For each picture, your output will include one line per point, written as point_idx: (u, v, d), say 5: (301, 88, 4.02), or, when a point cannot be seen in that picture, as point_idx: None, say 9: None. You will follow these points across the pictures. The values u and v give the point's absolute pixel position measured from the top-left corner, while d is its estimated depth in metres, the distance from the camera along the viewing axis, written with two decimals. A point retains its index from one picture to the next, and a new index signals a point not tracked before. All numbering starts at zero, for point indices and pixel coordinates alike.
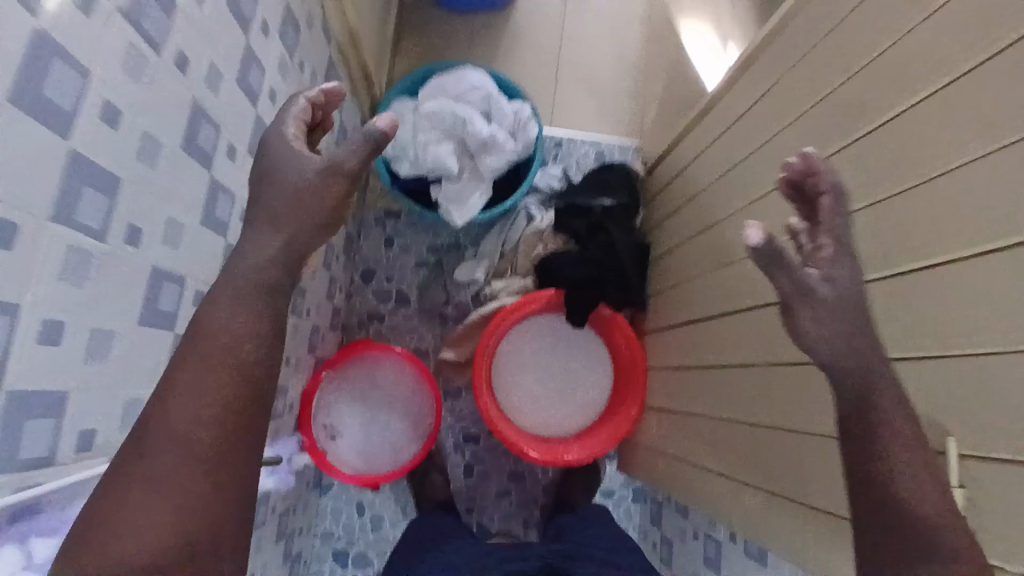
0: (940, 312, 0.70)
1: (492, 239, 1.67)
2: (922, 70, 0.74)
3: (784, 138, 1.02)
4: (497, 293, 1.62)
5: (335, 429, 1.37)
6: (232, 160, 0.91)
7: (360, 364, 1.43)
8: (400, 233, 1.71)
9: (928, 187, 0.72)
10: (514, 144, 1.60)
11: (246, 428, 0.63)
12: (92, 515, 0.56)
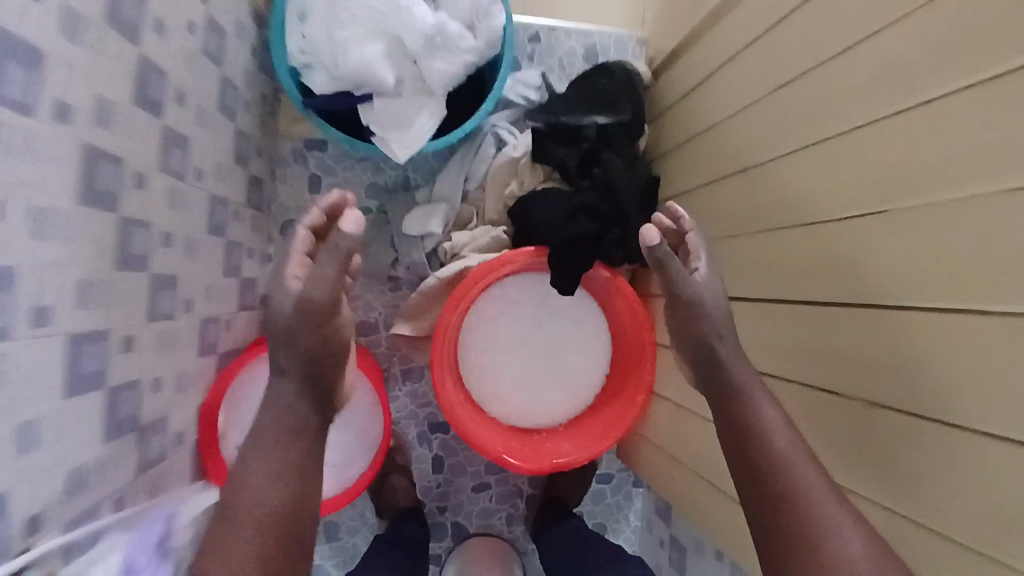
0: (936, 367, 0.65)
1: (451, 175, 1.29)
2: (939, 64, 0.62)
3: (815, 85, 0.80)
4: (457, 250, 1.24)
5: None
6: (105, 179, 0.75)
7: None
8: (329, 171, 1.31)
9: (920, 215, 0.65)
10: (474, 40, 1.14)
11: (297, 520, 0.75)
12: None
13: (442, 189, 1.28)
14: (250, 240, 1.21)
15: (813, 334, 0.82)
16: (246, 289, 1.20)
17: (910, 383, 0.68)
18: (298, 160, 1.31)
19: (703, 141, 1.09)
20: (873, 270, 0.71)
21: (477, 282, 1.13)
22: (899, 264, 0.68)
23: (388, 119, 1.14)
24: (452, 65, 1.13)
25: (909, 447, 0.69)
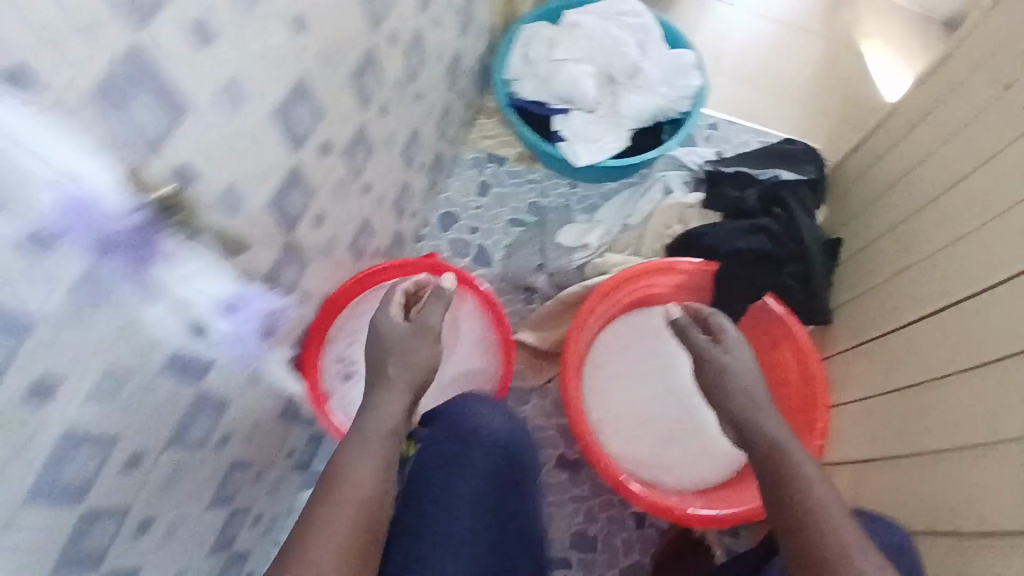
0: (979, 331, 0.77)
1: (613, 209, 1.29)
2: (992, 133, 0.83)
3: (958, 143, 0.89)
4: (608, 267, 1.19)
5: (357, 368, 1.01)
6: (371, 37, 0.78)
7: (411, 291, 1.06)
8: (499, 183, 1.36)
9: (977, 233, 0.82)
10: (668, 90, 1.28)
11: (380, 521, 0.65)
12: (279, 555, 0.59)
13: (603, 216, 1.29)
14: (415, 208, 1.23)
15: (899, 346, 0.92)
16: (394, 246, 1.18)
17: (961, 353, 0.80)
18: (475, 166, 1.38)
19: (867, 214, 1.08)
20: (937, 282, 0.87)
21: (633, 279, 1.07)
22: (961, 268, 0.83)
23: (579, 129, 1.25)
24: (645, 102, 1.27)
25: (966, 400, 0.77)
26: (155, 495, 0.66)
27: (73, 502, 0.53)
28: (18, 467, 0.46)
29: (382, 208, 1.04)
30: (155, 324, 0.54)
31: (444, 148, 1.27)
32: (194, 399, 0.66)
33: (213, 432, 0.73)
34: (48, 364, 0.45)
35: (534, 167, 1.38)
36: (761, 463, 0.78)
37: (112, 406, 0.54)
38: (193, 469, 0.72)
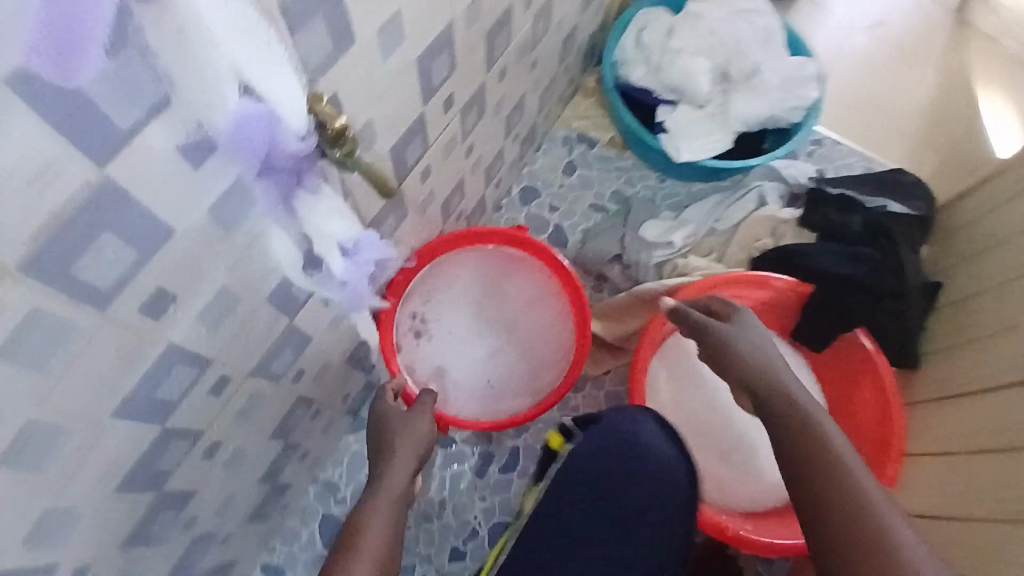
0: None
1: (702, 210, 1.25)
2: None
3: None
4: (688, 269, 1.15)
5: (432, 326, 1.00)
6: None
7: (503, 260, 1.04)
8: (587, 164, 1.33)
9: None
10: (785, 95, 1.21)
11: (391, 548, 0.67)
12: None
13: (689, 216, 1.23)
14: (502, 176, 1.21)
15: (1001, 402, 0.84)
16: (477, 211, 1.16)
17: None
18: (566, 143, 1.34)
19: (973, 263, 1.01)
20: None
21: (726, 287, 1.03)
22: None
23: (684, 123, 1.20)
24: (759, 105, 1.21)
25: None
26: (231, 422, 0.66)
27: (164, 416, 0.53)
28: (132, 373, 0.46)
29: (475, 172, 1.03)
30: (278, 250, 0.52)
31: (539, 121, 1.25)
32: (285, 331, 0.66)
33: (291, 367, 0.73)
34: (175, 273, 0.45)
35: (624, 155, 1.34)
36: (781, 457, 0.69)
37: (217, 327, 0.53)
38: (267, 400, 0.72)
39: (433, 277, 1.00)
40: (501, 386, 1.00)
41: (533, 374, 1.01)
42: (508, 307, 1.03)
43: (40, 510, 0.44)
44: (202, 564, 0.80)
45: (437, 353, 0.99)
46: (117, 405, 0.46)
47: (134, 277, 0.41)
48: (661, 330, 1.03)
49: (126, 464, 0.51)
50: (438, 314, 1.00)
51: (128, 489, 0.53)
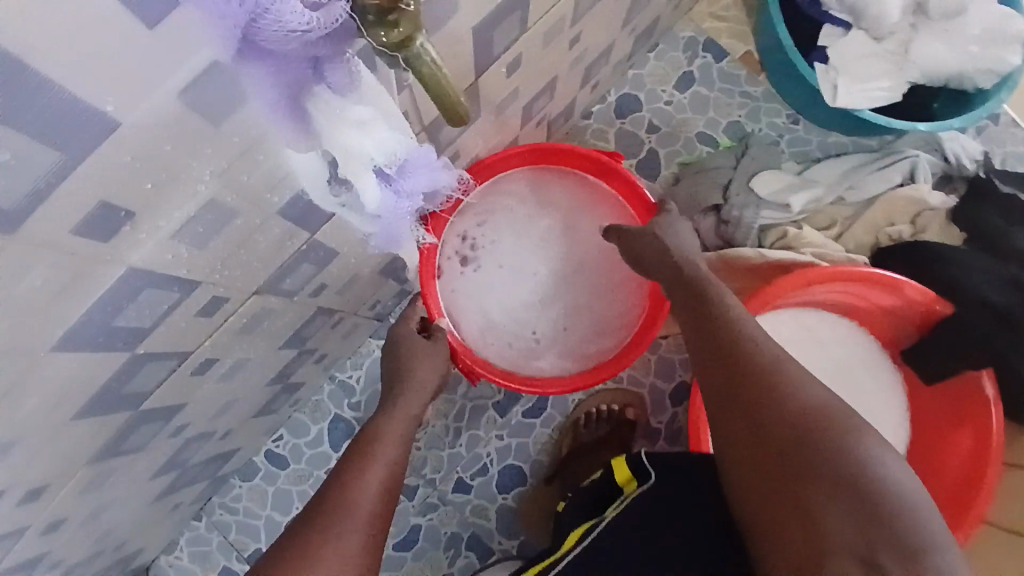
0: None
1: (834, 171, 1.01)
2: None
3: None
4: (799, 242, 0.95)
5: (481, 254, 0.85)
6: None
7: (579, 192, 0.87)
8: (707, 81, 1.07)
9: None
10: (988, 44, 0.91)
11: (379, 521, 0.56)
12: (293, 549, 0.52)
13: (818, 176, 1.00)
14: (601, 78, 0.98)
15: None
16: (561, 117, 0.96)
17: None
18: (687, 49, 1.08)
19: None
20: None
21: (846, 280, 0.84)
22: None
23: (849, 56, 0.94)
24: (951, 52, 0.93)
25: None
26: (229, 338, 0.57)
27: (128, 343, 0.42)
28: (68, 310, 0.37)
29: (573, 69, 0.82)
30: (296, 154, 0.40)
31: (664, 15, 0.99)
32: (300, 248, 0.53)
33: (306, 281, 0.62)
34: (121, 183, 0.32)
35: (757, 78, 1.08)
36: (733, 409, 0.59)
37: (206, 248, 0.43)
38: (274, 315, 0.61)
39: (494, 197, 0.85)
40: (546, 343, 0.87)
41: (586, 337, 0.87)
42: (572, 248, 0.88)
43: None
44: (196, 457, 0.76)
45: (481, 286, 0.85)
46: (60, 334, 0.38)
47: (54, 188, 0.30)
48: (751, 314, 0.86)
49: (87, 385, 0.45)
50: (492, 240, 0.86)
51: (89, 414, 0.48)
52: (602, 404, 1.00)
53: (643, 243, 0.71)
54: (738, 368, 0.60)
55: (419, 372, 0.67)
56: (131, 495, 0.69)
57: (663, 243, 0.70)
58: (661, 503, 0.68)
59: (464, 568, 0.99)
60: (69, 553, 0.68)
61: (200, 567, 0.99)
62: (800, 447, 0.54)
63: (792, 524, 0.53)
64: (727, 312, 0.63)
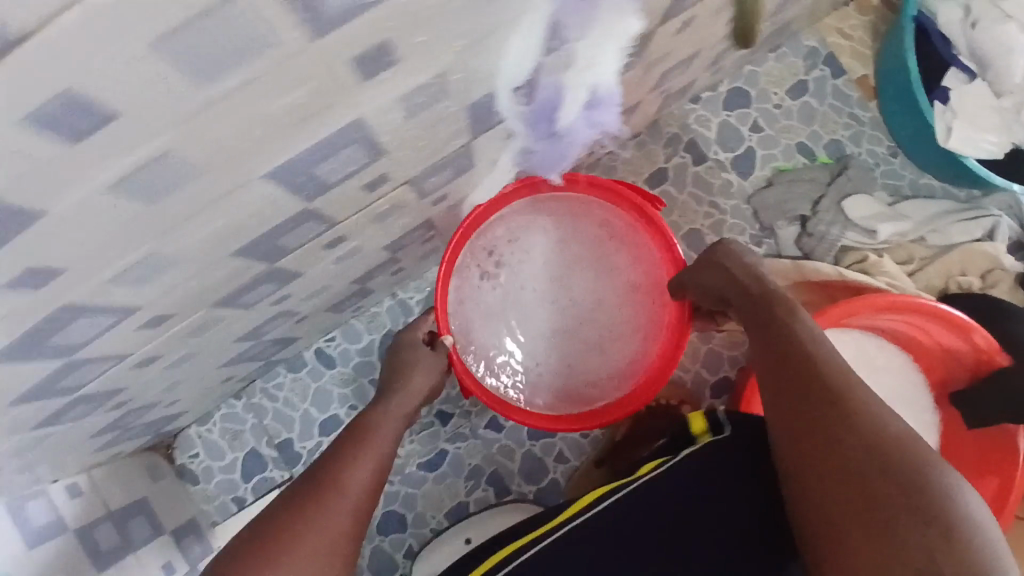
0: None
1: (921, 209, 1.02)
2: None
3: None
4: (874, 269, 0.97)
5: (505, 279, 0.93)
6: None
7: (609, 240, 0.95)
8: (819, 94, 1.08)
9: None
10: None
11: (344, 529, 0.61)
12: (295, 512, 0.60)
13: (908, 211, 1.01)
14: (725, 65, 0.98)
15: None
16: (677, 95, 0.96)
17: None
18: (807, 59, 1.08)
19: None
20: None
21: (923, 312, 0.85)
22: None
23: (970, 101, 0.95)
24: None
25: None
26: (365, 222, 0.59)
27: (316, 191, 0.44)
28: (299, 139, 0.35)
29: (713, 47, 0.83)
30: (507, 63, 0.43)
31: (798, 18, 0.99)
32: (460, 149, 0.55)
33: (437, 187, 0.63)
34: (414, 18, 0.31)
35: (868, 104, 1.08)
36: (796, 433, 0.58)
37: (414, 117, 0.43)
38: (398, 212, 0.63)
39: (530, 220, 0.93)
40: (551, 373, 0.94)
41: (591, 373, 0.94)
42: (594, 288, 0.95)
43: (148, 250, 0.37)
44: (272, 333, 0.78)
45: (499, 308, 0.93)
46: (271, 167, 0.37)
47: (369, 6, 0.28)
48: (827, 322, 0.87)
49: (257, 228, 0.44)
50: (519, 267, 0.94)
51: (248, 259, 0.50)
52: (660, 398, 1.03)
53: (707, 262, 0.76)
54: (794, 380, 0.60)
55: (413, 377, 0.78)
56: (212, 355, 0.71)
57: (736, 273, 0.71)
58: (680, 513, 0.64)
59: (480, 499, 1.04)
60: (139, 396, 0.70)
61: (229, 444, 1.02)
62: (855, 458, 0.53)
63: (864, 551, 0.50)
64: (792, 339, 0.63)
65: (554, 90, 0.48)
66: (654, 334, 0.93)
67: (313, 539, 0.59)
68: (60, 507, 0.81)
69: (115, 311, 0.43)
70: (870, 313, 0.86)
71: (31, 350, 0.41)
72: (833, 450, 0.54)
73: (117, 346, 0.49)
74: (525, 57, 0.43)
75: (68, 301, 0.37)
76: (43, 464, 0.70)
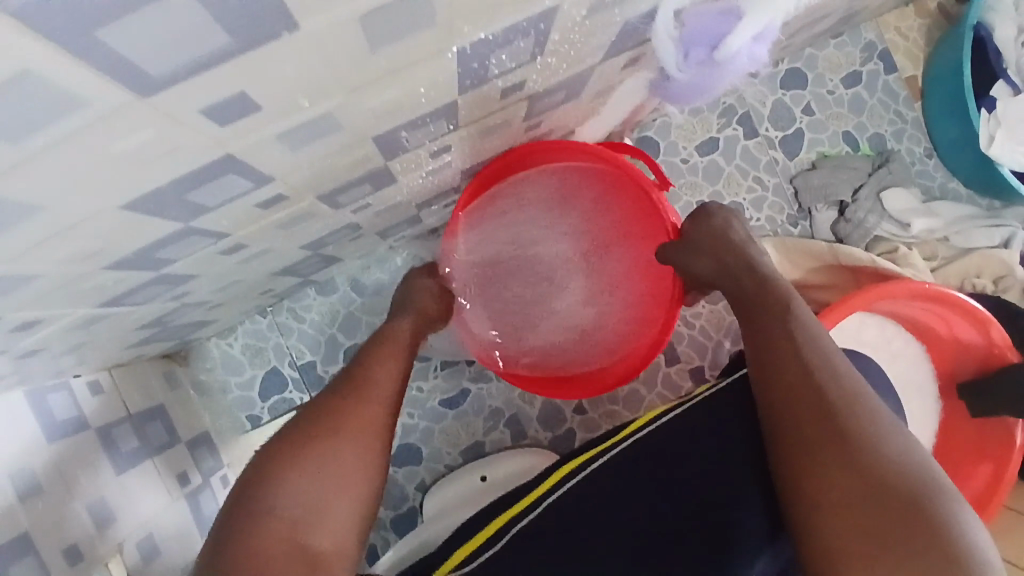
0: None
1: (950, 210, 1.07)
2: None
3: None
4: (902, 260, 1.01)
5: (502, 239, 0.91)
6: None
7: (608, 212, 0.91)
8: (870, 87, 1.11)
9: None
10: None
11: (340, 464, 0.56)
12: (298, 443, 0.55)
13: (940, 209, 1.06)
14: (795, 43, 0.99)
15: None
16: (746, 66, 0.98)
17: None
18: (864, 51, 1.11)
19: None
20: None
21: (954, 304, 0.89)
22: None
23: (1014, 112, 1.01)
24: None
25: None
26: (474, 133, 0.58)
27: (473, 82, 0.43)
28: (500, 18, 0.35)
29: (801, 19, 0.84)
30: None
31: (869, 8, 1.01)
32: (587, 70, 0.54)
33: (543, 110, 0.61)
34: None
35: (914, 104, 1.12)
36: (796, 413, 0.56)
37: (592, 17, 0.42)
38: (500, 130, 0.62)
39: (535, 183, 0.89)
40: (531, 340, 0.93)
41: (570, 345, 0.92)
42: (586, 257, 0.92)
43: (330, 107, 0.35)
44: (332, 245, 0.76)
45: (490, 268, 0.91)
46: (472, 38, 0.35)
47: None
48: (872, 302, 0.89)
49: (408, 112, 0.42)
50: (516, 228, 0.91)
51: (376, 151, 0.48)
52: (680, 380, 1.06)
53: (705, 242, 0.75)
54: (782, 358, 0.59)
55: (421, 301, 0.79)
56: (277, 257, 0.69)
57: (742, 257, 0.71)
58: (673, 457, 0.66)
59: (496, 441, 1.05)
60: (199, 293, 0.67)
61: (249, 360, 1.01)
62: (856, 423, 0.53)
63: (876, 527, 0.48)
64: (792, 326, 0.62)
65: (723, 14, 0.48)
66: (636, 314, 0.90)
67: (314, 471, 0.54)
68: (82, 402, 0.75)
69: (257, 176, 0.41)
70: (911, 297, 0.89)
71: (168, 203, 0.38)
72: (837, 429, 0.53)
73: (228, 222, 0.47)
74: None
75: (231, 148, 0.35)
76: (89, 348, 0.67)
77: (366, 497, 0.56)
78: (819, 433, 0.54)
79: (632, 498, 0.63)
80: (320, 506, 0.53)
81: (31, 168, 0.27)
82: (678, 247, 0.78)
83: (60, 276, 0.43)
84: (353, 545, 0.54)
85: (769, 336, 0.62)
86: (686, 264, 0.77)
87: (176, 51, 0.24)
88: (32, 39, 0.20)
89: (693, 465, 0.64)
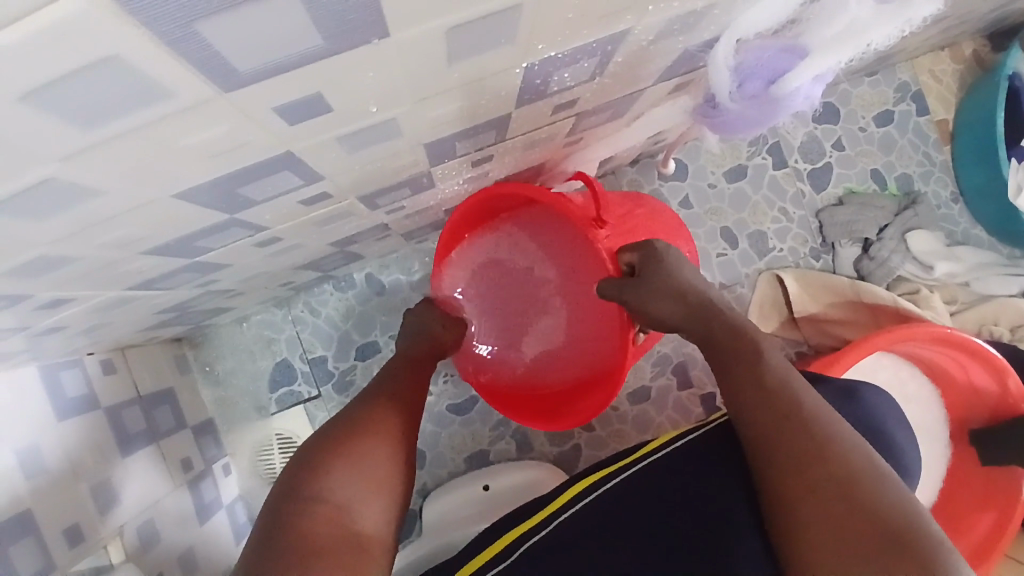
0: None
1: (974, 256, 1.06)
2: None
3: None
4: (924, 302, 1.00)
5: (492, 270, 0.86)
6: None
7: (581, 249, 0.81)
8: (901, 128, 1.11)
9: None
10: None
11: (369, 459, 0.54)
12: (337, 441, 0.55)
13: (963, 254, 1.06)
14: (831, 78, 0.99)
15: None
16: None
17: None
18: (897, 90, 1.11)
19: None
20: None
21: (977, 352, 0.88)
22: None
23: None
24: None
25: None
26: (518, 144, 0.57)
27: (531, 97, 0.43)
28: (570, 39, 0.34)
29: None
30: (756, 18, 0.44)
31: (908, 49, 1.01)
32: (635, 92, 0.54)
33: (586, 128, 0.61)
34: None
35: (943, 147, 1.11)
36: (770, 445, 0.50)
37: (657, 42, 0.42)
38: (542, 144, 0.61)
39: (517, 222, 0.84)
40: (514, 368, 0.86)
41: (551, 375, 0.84)
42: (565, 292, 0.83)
43: (395, 113, 0.35)
44: (358, 242, 0.76)
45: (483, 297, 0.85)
46: (542, 56, 0.35)
47: None
48: (895, 343, 0.88)
49: (462, 123, 0.42)
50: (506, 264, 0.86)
51: (424, 157, 0.48)
52: (692, 407, 1.06)
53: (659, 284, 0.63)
54: (753, 404, 0.52)
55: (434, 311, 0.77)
56: (304, 252, 0.68)
57: (706, 304, 0.62)
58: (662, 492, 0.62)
59: (500, 452, 1.04)
60: (224, 281, 0.66)
61: (260, 351, 1.01)
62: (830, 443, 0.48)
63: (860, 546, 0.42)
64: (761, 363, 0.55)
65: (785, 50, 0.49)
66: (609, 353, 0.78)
67: (353, 463, 0.53)
68: (94, 381, 0.74)
69: (308, 175, 0.40)
70: (932, 341, 0.89)
71: (221, 195, 0.38)
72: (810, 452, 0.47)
73: (270, 216, 0.47)
74: (773, 19, 0.44)
75: (293, 147, 0.34)
76: (108, 328, 0.67)
77: (397, 489, 0.55)
78: (795, 487, 0.47)
79: (608, 537, 0.59)
80: (358, 497, 0.52)
81: (98, 152, 0.26)
82: (627, 284, 0.64)
83: (99, 259, 0.42)
84: (388, 531, 0.53)
85: (741, 384, 0.54)
86: (641, 310, 0.64)
87: (265, 49, 0.23)
88: (131, 27, 0.19)
89: (689, 509, 0.59)
